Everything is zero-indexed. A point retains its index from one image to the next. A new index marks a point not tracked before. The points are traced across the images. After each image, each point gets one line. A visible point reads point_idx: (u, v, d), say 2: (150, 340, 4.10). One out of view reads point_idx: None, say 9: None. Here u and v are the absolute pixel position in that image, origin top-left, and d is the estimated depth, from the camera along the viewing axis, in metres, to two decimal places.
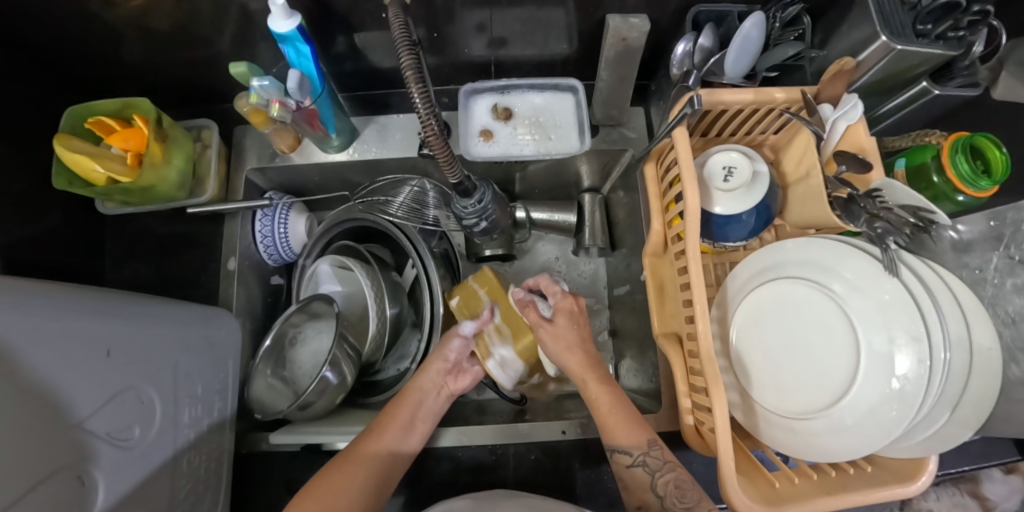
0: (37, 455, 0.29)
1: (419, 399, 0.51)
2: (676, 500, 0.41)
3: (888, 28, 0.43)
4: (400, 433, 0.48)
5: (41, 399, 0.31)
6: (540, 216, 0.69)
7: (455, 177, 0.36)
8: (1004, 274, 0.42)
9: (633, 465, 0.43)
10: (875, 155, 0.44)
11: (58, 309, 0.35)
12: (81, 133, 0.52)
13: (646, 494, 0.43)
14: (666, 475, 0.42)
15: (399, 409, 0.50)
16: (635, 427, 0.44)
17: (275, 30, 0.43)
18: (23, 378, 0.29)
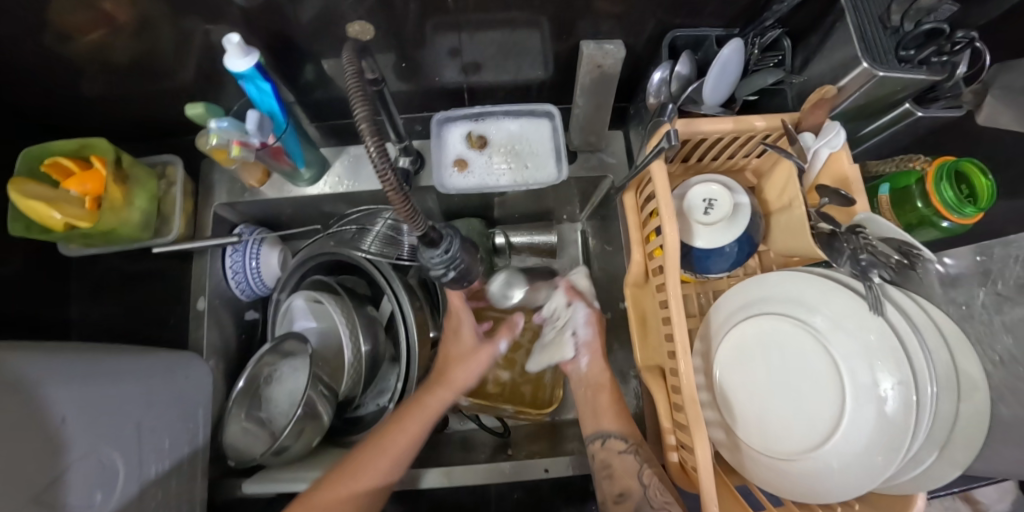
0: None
1: (412, 425, 0.47)
2: (658, 491, 0.42)
3: (869, 53, 0.41)
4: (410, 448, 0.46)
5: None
6: (520, 240, 0.69)
7: (418, 229, 0.34)
8: (992, 310, 0.39)
9: (624, 452, 0.47)
10: (858, 185, 0.42)
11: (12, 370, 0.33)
12: (36, 176, 0.50)
13: (631, 480, 0.44)
14: (652, 467, 0.45)
15: (408, 422, 0.47)
16: (624, 419, 0.50)
17: (233, 70, 0.41)
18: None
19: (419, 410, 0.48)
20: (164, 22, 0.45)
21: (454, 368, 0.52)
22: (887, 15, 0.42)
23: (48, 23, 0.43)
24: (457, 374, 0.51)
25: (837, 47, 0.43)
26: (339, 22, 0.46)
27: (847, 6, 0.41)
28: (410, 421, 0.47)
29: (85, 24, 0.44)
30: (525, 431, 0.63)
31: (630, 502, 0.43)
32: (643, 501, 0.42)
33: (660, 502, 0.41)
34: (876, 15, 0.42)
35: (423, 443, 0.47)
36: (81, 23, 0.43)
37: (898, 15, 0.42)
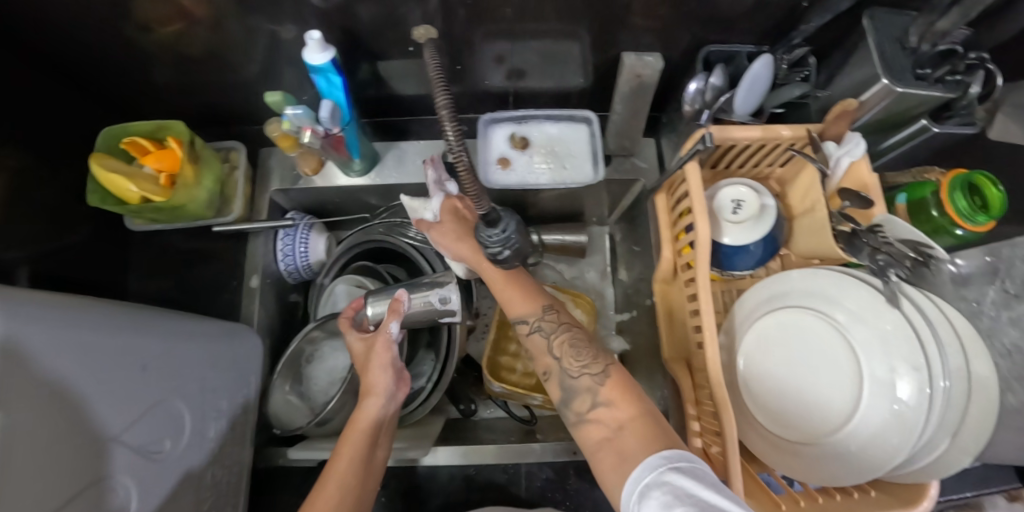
0: (78, 468, 0.31)
1: (348, 455, 0.41)
2: (573, 358, 0.42)
3: (889, 72, 0.45)
4: (353, 468, 0.40)
5: (84, 411, 0.32)
6: (552, 239, 0.71)
7: (482, 208, 0.38)
8: (999, 306, 0.44)
9: (531, 332, 0.45)
10: (877, 192, 0.46)
11: (102, 321, 0.37)
12: (115, 153, 0.54)
13: (546, 357, 0.43)
14: (560, 334, 0.43)
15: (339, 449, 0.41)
16: (531, 296, 0.46)
17: (309, 62, 0.46)
18: (68, 390, 0.31)
19: (353, 435, 0.42)
20: (236, 17, 0.49)
21: (366, 374, 0.45)
22: (905, 37, 0.47)
23: (133, 14, 0.47)
24: (369, 379, 0.45)
25: (861, 63, 0.48)
26: (399, 23, 0.50)
27: (868, 28, 0.46)
28: (344, 452, 0.41)
29: (164, 17, 0.48)
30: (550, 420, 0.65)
31: (554, 378, 0.43)
32: (562, 373, 0.42)
33: (579, 369, 0.41)
34: (895, 37, 0.47)
35: (364, 464, 0.41)
36: (162, 15, 0.48)
37: (916, 37, 0.46)
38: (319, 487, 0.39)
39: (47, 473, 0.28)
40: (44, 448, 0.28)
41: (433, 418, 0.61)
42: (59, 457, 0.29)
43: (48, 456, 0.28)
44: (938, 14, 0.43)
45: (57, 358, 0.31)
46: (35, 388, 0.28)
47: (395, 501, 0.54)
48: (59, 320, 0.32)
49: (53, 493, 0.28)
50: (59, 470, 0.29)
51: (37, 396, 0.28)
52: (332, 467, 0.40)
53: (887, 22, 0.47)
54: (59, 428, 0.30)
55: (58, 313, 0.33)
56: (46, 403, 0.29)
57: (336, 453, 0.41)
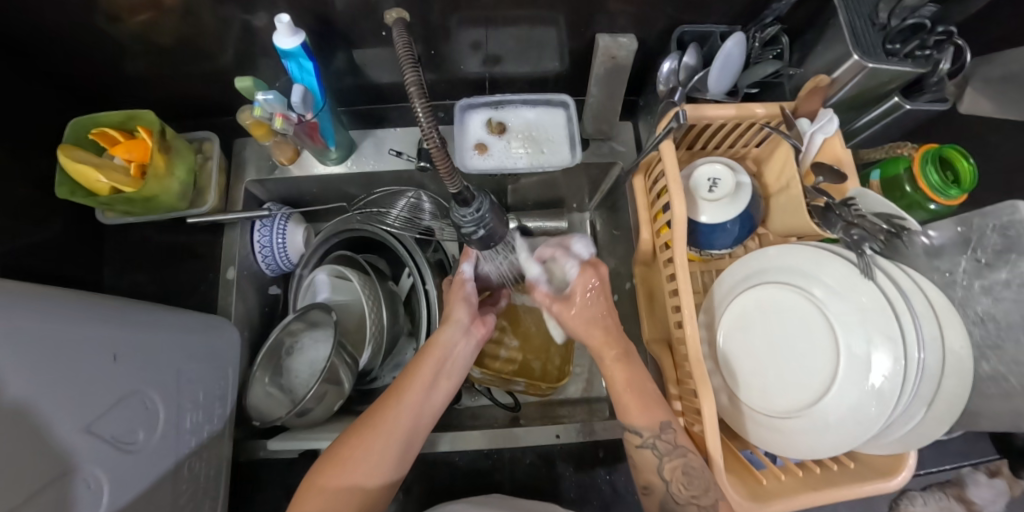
0: (43, 460, 0.30)
1: (412, 395, 0.42)
2: (683, 486, 0.41)
3: (860, 48, 0.45)
4: (422, 393, 0.43)
5: (49, 402, 0.31)
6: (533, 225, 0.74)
7: (455, 188, 0.38)
8: (972, 276, 0.43)
9: (641, 446, 0.44)
10: (850, 167, 0.47)
11: (67, 310, 0.36)
12: (84, 144, 0.53)
13: (654, 475, 0.43)
14: (675, 460, 0.42)
15: (419, 367, 0.43)
16: (650, 406, 0.44)
17: (279, 47, 0.45)
18: (30, 380, 0.30)
19: (417, 377, 0.43)
20: (208, 7, 0.48)
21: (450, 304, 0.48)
22: (875, 13, 0.47)
23: (102, 4, 0.46)
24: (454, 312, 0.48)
25: (831, 43, 0.47)
26: (374, 11, 0.50)
27: (840, 6, 0.46)
28: (407, 395, 0.42)
29: (134, 7, 0.47)
30: (534, 406, 0.65)
31: (655, 495, 0.44)
32: (667, 496, 0.42)
33: (686, 497, 0.41)
34: (866, 13, 0.47)
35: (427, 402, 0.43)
36: (131, 5, 0.47)
37: (886, 13, 0.47)
38: (374, 421, 0.40)
39: (11, 463, 0.27)
40: (4, 439, 0.27)
41: None
42: (21, 448, 0.28)
43: (12, 443, 0.28)
44: None
45: (16, 347, 0.30)
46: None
47: None
48: (18, 310, 0.31)
49: (20, 483, 0.28)
50: (22, 461, 0.28)
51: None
52: (391, 404, 0.41)
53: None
54: (19, 418, 0.29)
55: (16, 303, 0.32)
56: (7, 393, 0.28)
57: (400, 389, 0.42)
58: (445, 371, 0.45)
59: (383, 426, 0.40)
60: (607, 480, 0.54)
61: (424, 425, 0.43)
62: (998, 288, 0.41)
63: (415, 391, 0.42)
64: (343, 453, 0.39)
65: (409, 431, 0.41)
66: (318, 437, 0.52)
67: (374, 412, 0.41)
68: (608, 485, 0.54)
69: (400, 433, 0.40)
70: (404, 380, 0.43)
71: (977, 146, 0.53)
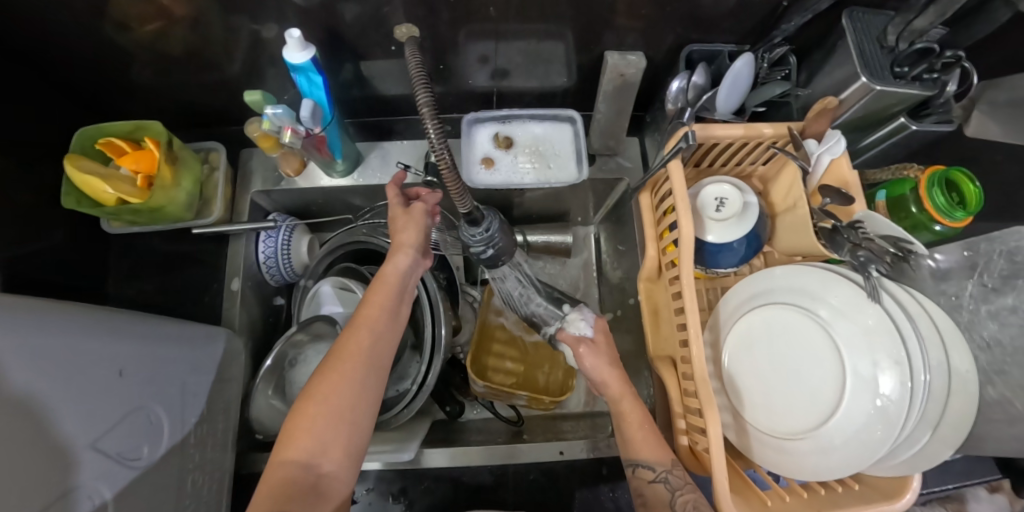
0: (50, 477, 0.30)
1: (355, 343, 0.40)
2: None
3: (867, 69, 0.46)
4: (376, 324, 0.42)
5: (55, 419, 0.31)
6: (537, 239, 0.73)
7: (464, 207, 0.38)
8: (978, 301, 0.43)
9: (655, 481, 0.42)
10: (856, 189, 0.47)
11: (76, 324, 0.36)
12: (91, 154, 0.53)
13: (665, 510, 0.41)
14: (687, 493, 0.41)
15: (369, 303, 0.43)
16: (659, 443, 0.43)
17: (289, 61, 0.45)
18: (35, 401, 0.30)
19: (368, 311, 0.42)
20: (218, 18, 0.48)
21: (398, 234, 0.47)
22: (884, 36, 0.47)
23: (112, 13, 0.46)
24: (401, 237, 0.46)
25: (840, 63, 0.48)
26: (385, 24, 0.50)
27: (847, 27, 0.47)
28: (353, 338, 0.40)
29: (144, 16, 0.47)
30: (537, 421, 0.65)
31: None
32: None
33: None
34: (874, 36, 0.48)
35: (385, 339, 0.42)
36: (141, 14, 0.47)
37: (894, 35, 0.47)
38: (327, 366, 0.39)
39: (21, 481, 0.27)
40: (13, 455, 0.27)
41: (421, 421, 0.60)
42: (30, 465, 0.28)
43: (18, 463, 0.27)
44: (915, 13, 0.44)
45: (20, 365, 0.30)
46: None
47: (382, 504, 0.54)
48: (28, 325, 0.31)
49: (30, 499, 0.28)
50: (31, 479, 0.28)
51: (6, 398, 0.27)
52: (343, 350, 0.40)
53: (866, 21, 0.48)
54: (27, 434, 0.29)
55: (25, 318, 0.32)
56: (14, 411, 0.28)
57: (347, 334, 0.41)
58: (399, 298, 0.45)
59: (336, 369, 0.39)
60: (611, 497, 0.54)
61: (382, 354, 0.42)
62: (1005, 313, 0.41)
63: (358, 335, 0.41)
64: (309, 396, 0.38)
65: (365, 359, 0.40)
66: None
67: (330, 358, 0.40)
68: (612, 502, 0.54)
69: (355, 371, 0.39)
70: (346, 329, 0.41)
71: (983, 168, 0.53)
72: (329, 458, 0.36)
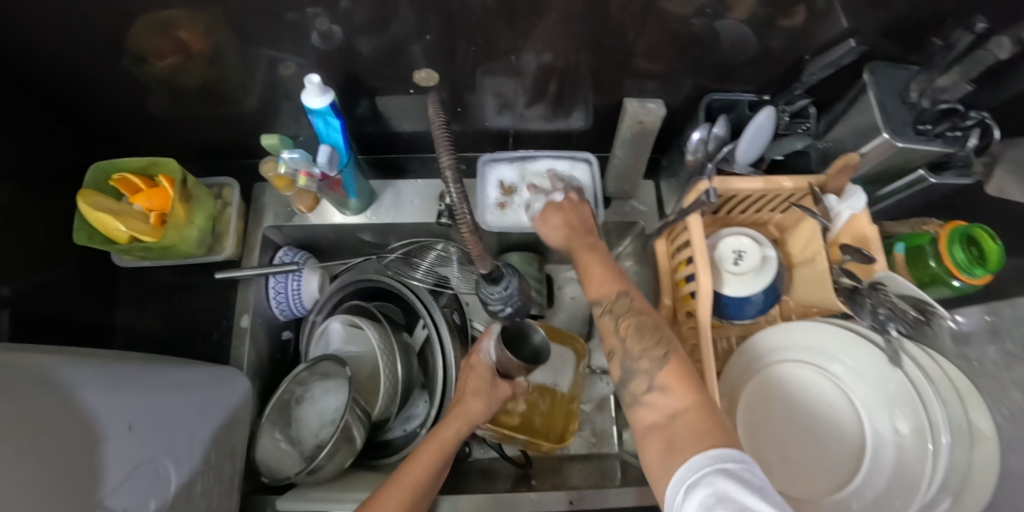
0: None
1: (423, 460, 0.42)
2: None
3: (889, 125, 0.46)
4: (435, 456, 0.43)
5: (54, 494, 0.29)
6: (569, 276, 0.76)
7: (485, 267, 0.37)
8: (1002, 367, 0.42)
9: None
10: (877, 246, 0.46)
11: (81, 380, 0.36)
12: (103, 188, 0.53)
13: None
14: None
15: (425, 445, 0.44)
16: None
17: (308, 105, 0.45)
18: (25, 458, 0.28)
19: (430, 442, 0.44)
20: (235, 53, 0.48)
21: (466, 397, 0.47)
22: (905, 91, 0.47)
23: (131, 45, 0.46)
24: (469, 402, 0.46)
25: (862, 115, 0.48)
26: (404, 56, 0.49)
27: (870, 82, 0.47)
28: (395, 489, 0.40)
29: (165, 49, 0.47)
30: (544, 465, 0.64)
31: None
32: None
33: None
34: (895, 91, 0.48)
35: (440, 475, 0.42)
36: (158, 48, 0.47)
37: (916, 92, 0.46)
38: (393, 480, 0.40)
39: None
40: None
41: None
42: None
43: None
44: (940, 70, 0.43)
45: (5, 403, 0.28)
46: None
47: None
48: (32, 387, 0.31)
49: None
50: None
51: None
52: (400, 476, 0.41)
53: (889, 77, 0.48)
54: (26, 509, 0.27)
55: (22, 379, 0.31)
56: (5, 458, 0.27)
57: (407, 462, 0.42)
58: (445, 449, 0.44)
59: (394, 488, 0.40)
60: None
61: (434, 485, 0.42)
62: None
63: (426, 454, 0.43)
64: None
65: (413, 497, 0.40)
66: (325, 498, 0.50)
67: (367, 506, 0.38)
68: None
69: (412, 487, 0.40)
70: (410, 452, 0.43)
71: None
72: None
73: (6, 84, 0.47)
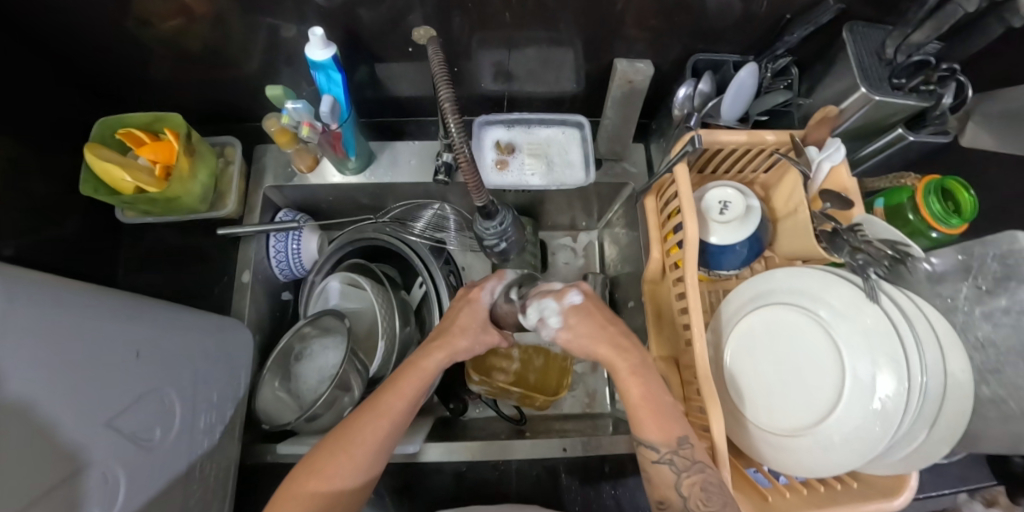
0: (54, 459, 0.29)
1: (401, 393, 0.43)
2: (701, 502, 0.38)
3: (866, 80, 0.48)
4: (412, 392, 0.44)
5: (59, 410, 0.30)
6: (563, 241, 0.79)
7: (480, 200, 0.41)
8: (973, 303, 0.44)
9: (659, 462, 0.41)
10: (856, 194, 0.49)
11: (103, 305, 0.37)
12: (110, 142, 0.54)
13: (670, 491, 0.41)
14: (693, 475, 0.39)
15: (404, 379, 0.44)
16: (667, 423, 0.42)
17: (311, 58, 0.47)
18: (41, 370, 0.29)
19: (409, 376, 0.44)
20: (237, 15, 0.50)
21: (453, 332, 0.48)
22: (882, 48, 0.49)
23: (133, 8, 0.47)
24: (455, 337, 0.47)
25: (840, 74, 0.51)
26: (400, 24, 0.51)
27: (848, 40, 0.49)
28: (368, 416, 0.42)
29: (167, 12, 0.48)
30: (537, 421, 0.66)
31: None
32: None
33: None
34: (872, 49, 0.50)
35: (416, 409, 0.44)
36: (162, 9, 0.48)
37: (892, 48, 0.48)
38: (368, 408, 0.42)
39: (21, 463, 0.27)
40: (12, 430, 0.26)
41: (422, 419, 0.61)
42: (39, 451, 0.28)
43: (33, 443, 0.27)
44: (913, 27, 0.45)
45: (29, 312, 0.29)
46: (10, 373, 0.27)
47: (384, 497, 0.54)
48: (55, 307, 0.32)
49: (26, 482, 0.27)
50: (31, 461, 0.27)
51: (8, 364, 0.27)
52: (375, 405, 0.42)
53: (866, 36, 0.50)
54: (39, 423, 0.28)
55: (48, 296, 0.32)
56: (19, 366, 0.27)
57: (384, 394, 0.43)
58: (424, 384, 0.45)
59: (366, 417, 0.42)
60: (612, 495, 0.54)
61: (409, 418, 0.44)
62: (998, 315, 0.42)
63: (404, 387, 0.44)
64: (328, 453, 0.40)
65: (384, 428, 0.42)
66: None
67: (340, 430, 0.41)
68: (613, 499, 0.54)
69: (385, 419, 0.42)
70: (389, 381, 0.44)
71: (975, 177, 0.54)
72: (341, 495, 0.39)
73: (12, 43, 0.49)
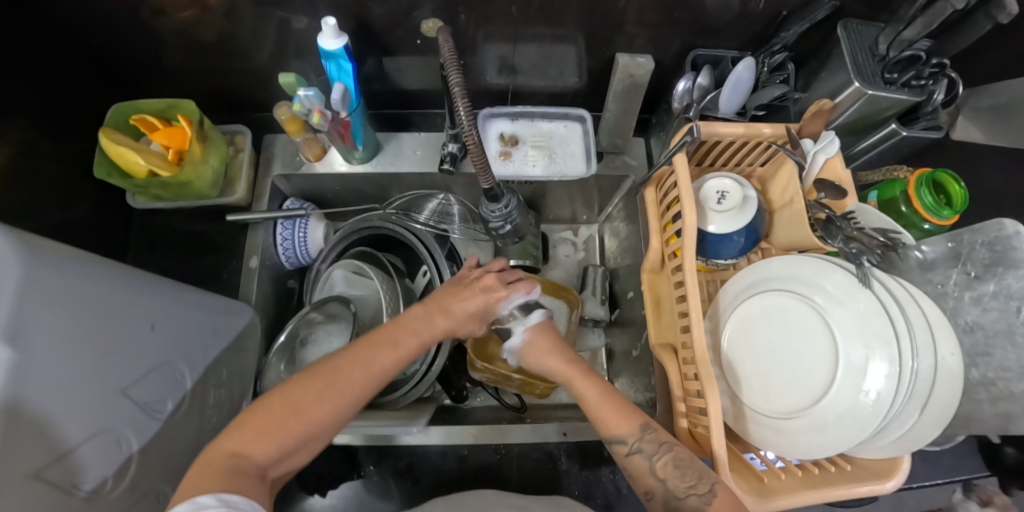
0: (74, 421, 0.31)
1: (392, 356, 0.42)
2: (678, 482, 0.40)
3: (860, 75, 0.50)
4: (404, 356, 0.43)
5: (81, 374, 0.31)
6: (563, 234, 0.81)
7: (487, 183, 0.43)
8: (963, 288, 0.45)
9: (630, 454, 0.42)
10: (850, 184, 0.51)
11: (126, 277, 0.38)
12: (124, 128, 0.56)
13: (650, 479, 0.41)
14: (664, 456, 0.41)
15: (400, 337, 0.44)
16: (625, 413, 0.43)
17: (323, 47, 0.48)
18: (66, 333, 0.30)
19: (402, 342, 0.44)
20: (251, 7, 0.51)
21: (457, 303, 0.47)
22: (875, 45, 0.51)
23: None
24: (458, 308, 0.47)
25: (835, 69, 0.52)
26: (409, 17, 0.52)
27: (843, 36, 0.51)
28: (356, 367, 0.40)
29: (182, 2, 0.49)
30: (537, 408, 0.67)
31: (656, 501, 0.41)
32: (667, 496, 0.40)
33: (683, 491, 0.39)
34: (866, 45, 0.52)
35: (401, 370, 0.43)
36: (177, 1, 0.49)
37: (884, 44, 0.50)
38: (360, 358, 0.41)
39: (41, 423, 0.28)
40: (34, 392, 0.27)
41: (424, 405, 0.62)
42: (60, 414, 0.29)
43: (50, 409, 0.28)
44: (904, 23, 0.47)
45: (60, 277, 0.30)
46: (38, 336, 0.28)
47: (388, 479, 0.55)
48: (84, 276, 0.33)
49: (47, 440, 0.28)
50: (50, 423, 0.28)
51: (39, 325, 0.28)
52: (365, 356, 0.41)
53: (859, 33, 0.52)
54: (60, 384, 0.29)
55: (76, 264, 0.33)
56: (49, 327, 0.29)
57: (377, 348, 0.42)
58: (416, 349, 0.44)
59: (354, 369, 0.40)
60: (612, 478, 0.56)
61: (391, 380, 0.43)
62: (987, 299, 0.43)
63: (395, 352, 0.43)
64: (308, 394, 0.38)
65: (371, 382, 0.40)
66: None
67: (321, 372, 0.39)
68: (613, 483, 0.56)
69: (373, 374, 0.41)
70: (382, 338, 0.43)
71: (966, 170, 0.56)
72: (305, 440, 0.37)
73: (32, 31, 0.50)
